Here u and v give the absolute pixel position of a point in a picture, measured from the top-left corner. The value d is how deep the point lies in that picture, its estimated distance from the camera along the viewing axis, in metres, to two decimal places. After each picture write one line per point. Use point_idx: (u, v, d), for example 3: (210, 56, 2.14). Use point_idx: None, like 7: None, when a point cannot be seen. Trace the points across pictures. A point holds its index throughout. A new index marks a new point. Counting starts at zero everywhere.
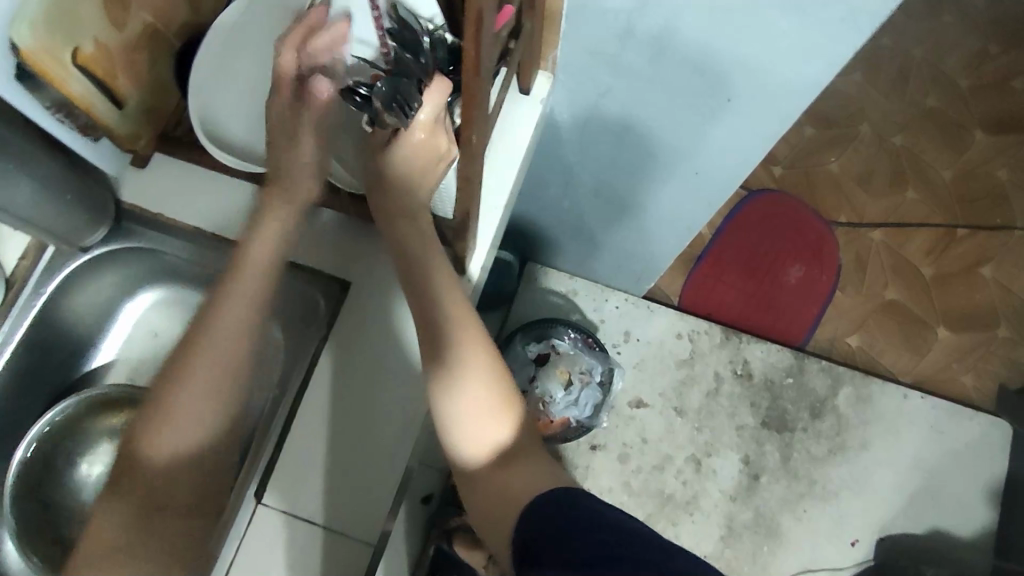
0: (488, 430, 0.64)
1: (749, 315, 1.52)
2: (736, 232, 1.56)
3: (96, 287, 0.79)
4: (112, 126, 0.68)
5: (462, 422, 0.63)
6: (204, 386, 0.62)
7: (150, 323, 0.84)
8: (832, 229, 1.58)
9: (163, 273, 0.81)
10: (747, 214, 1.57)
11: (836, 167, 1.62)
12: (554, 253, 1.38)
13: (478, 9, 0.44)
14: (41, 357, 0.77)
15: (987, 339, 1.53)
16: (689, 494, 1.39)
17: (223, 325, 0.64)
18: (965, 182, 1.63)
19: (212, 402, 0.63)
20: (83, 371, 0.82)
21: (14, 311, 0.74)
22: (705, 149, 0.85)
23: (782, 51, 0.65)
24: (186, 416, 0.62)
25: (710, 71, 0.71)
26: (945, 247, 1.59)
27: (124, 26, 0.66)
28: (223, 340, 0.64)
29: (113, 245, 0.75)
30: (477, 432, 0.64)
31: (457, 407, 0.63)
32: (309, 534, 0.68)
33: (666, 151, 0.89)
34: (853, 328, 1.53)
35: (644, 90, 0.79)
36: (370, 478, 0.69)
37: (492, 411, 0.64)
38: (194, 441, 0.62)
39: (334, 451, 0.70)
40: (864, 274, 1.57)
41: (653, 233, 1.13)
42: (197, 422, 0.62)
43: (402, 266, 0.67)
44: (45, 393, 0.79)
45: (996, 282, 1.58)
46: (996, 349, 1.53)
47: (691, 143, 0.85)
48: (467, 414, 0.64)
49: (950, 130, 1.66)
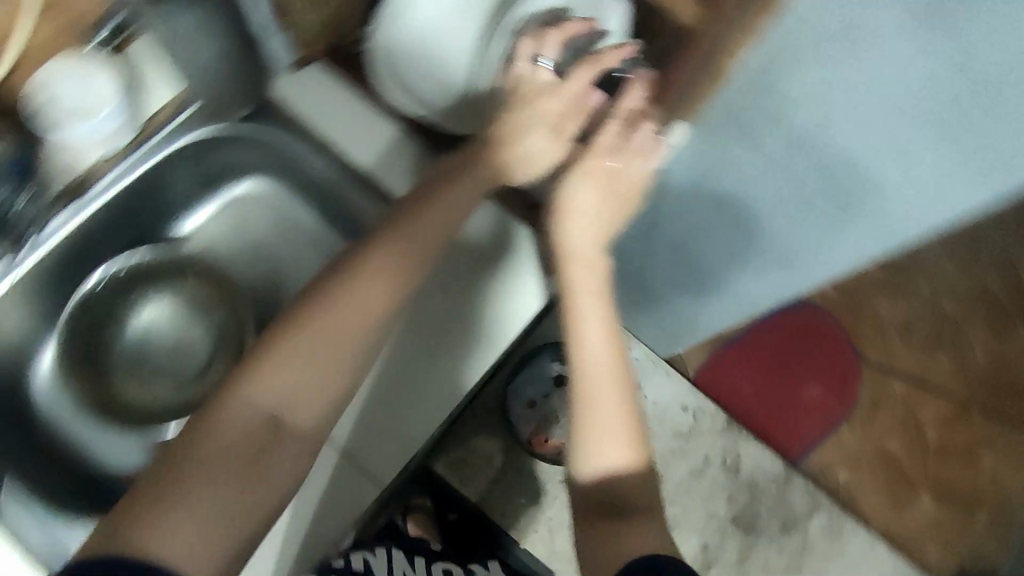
0: (615, 457, 0.64)
1: (756, 414, 1.55)
2: (768, 338, 1.60)
3: (211, 161, 0.83)
4: (302, 23, 0.77)
5: (598, 443, 0.64)
6: (311, 348, 0.62)
7: (241, 212, 0.87)
8: (860, 365, 1.62)
9: (272, 172, 0.85)
10: (786, 321, 1.61)
11: (882, 310, 1.66)
12: None
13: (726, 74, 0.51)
14: (139, 203, 0.81)
15: (966, 521, 1.56)
16: None
17: (320, 327, 0.63)
18: (995, 368, 1.66)
19: (318, 369, 0.62)
20: (165, 232, 0.86)
21: (133, 155, 0.77)
22: (803, 245, 0.87)
23: None
24: (283, 368, 0.61)
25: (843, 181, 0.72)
26: (955, 421, 1.62)
27: None
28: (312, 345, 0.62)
29: (248, 129, 0.80)
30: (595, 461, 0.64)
31: (592, 429, 0.64)
32: (324, 456, 0.71)
33: (773, 233, 0.90)
34: (846, 463, 1.55)
35: (770, 175, 0.80)
36: (401, 428, 0.71)
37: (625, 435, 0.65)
38: (280, 398, 0.60)
39: (379, 391, 0.72)
40: (875, 418, 1.59)
41: (710, 297, 1.15)
42: (291, 377, 0.61)
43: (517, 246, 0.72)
44: (125, 238, 0.82)
45: (994, 471, 1.60)
46: (970, 534, 1.55)
47: (791, 235, 0.87)
48: (601, 437, 0.64)
49: (998, 315, 1.69)
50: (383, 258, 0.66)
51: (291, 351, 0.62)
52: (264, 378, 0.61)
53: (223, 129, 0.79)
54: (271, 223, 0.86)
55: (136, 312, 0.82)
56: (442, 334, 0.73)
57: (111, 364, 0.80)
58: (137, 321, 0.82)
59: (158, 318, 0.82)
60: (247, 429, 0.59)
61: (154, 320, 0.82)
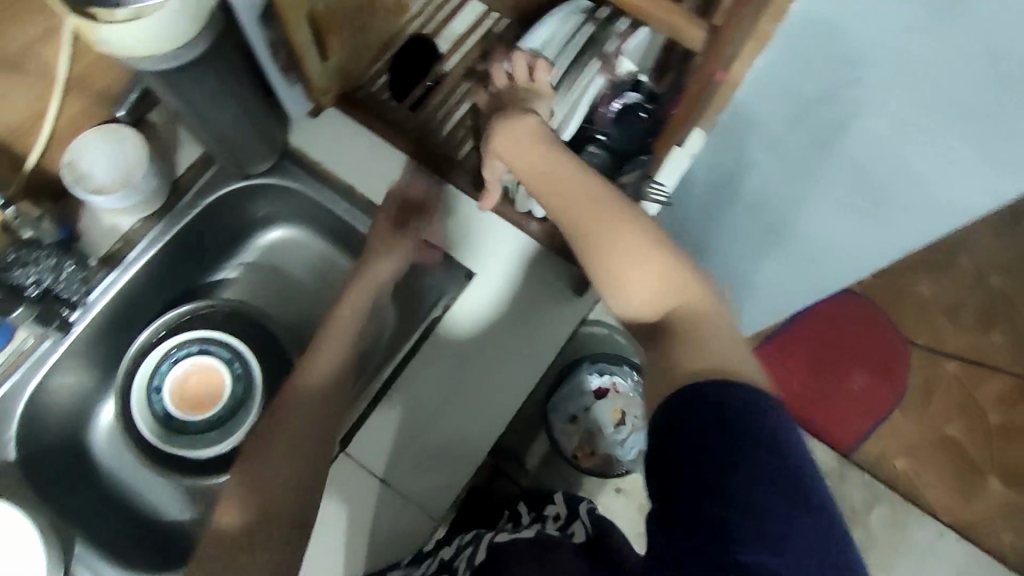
0: (631, 259, 0.54)
1: (800, 408, 1.52)
2: (851, 338, 1.56)
3: (245, 209, 0.85)
4: (313, 78, 0.73)
5: (617, 260, 0.55)
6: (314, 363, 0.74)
7: (273, 257, 0.90)
8: (907, 349, 1.57)
9: (297, 215, 0.87)
10: (802, 330, 1.56)
11: (927, 292, 1.61)
12: None
13: (704, 84, 0.54)
14: (180, 259, 0.83)
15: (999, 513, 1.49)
16: None
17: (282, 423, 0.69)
18: (985, 353, 1.58)
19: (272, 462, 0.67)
20: (207, 281, 0.88)
21: (172, 213, 0.80)
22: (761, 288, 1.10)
23: (813, 284, 1.03)
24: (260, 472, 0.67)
25: (844, 134, 0.72)
26: (1003, 434, 1.54)
27: None
28: (368, 281, 0.77)
29: (271, 180, 0.82)
30: (646, 288, 0.54)
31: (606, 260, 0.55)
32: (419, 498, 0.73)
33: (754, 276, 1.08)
34: (903, 452, 1.51)
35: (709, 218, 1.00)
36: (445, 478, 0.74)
37: (627, 247, 0.55)
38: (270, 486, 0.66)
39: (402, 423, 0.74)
40: (928, 403, 1.55)
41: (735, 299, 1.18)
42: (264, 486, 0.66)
43: (482, 354, 0.76)
44: (170, 295, 0.85)
45: (988, 439, 1.54)
46: (978, 500, 1.50)
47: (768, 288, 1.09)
48: (624, 257, 0.55)
49: (1014, 318, 1.62)
50: (349, 301, 0.78)
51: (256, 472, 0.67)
52: (341, 318, 0.77)
53: (248, 181, 0.82)
54: (303, 270, 0.90)
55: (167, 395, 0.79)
56: (436, 427, 0.75)
57: (170, 436, 0.78)
58: (178, 401, 0.79)
59: (182, 394, 0.80)
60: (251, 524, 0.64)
61: (179, 401, 0.79)
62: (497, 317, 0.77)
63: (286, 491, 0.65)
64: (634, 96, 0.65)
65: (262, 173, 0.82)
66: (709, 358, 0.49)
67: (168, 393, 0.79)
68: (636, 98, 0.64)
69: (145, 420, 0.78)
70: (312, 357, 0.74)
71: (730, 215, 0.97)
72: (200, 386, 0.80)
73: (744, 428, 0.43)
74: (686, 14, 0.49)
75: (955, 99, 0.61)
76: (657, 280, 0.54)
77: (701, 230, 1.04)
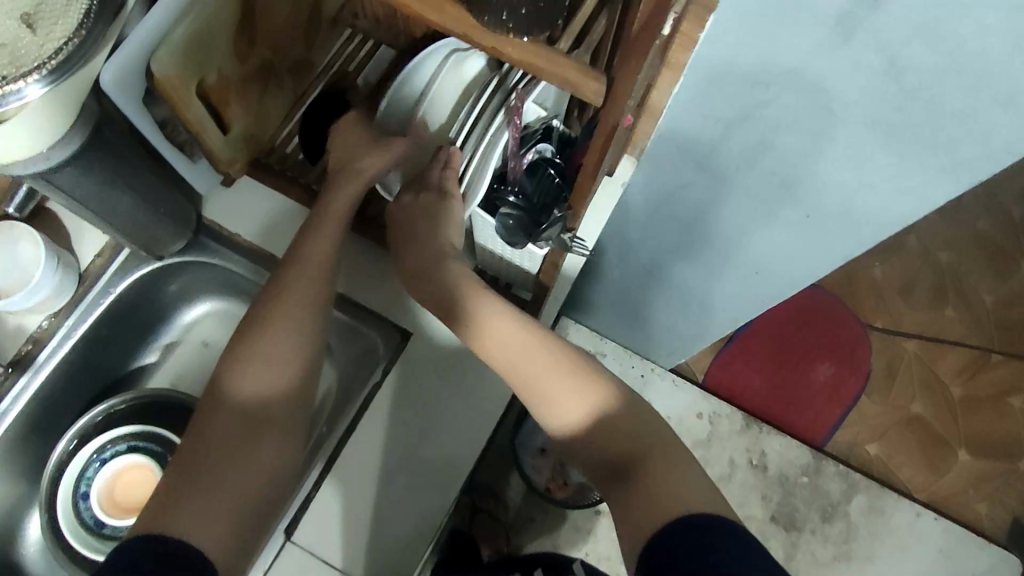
0: (577, 409, 0.64)
1: (769, 404, 1.52)
2: (809, 330, 1.57)
3: (165, 289, 0.80)
4: (217, 153, 0.69)
5: (562, 410, 0.64)
6: (262, 341, 0.65)
7: (203, 333, 0.85)
8: (867, 333, 1.59)
9: (222, 288, 0.83)
10: (763, 327, 1.56)
11: (879, 274, 1.63)
12: (604, 317, 1.37)
13: (612, 126, 0.52)
14: (99, 351, 0.78)
15: (972, 484, 1.51)
16: (737, 499, 1.44)
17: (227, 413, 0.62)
18: (941, 328, 1.61)
19: (222, 451, 0.61)
20: (133, 368, 0.83)
21: (82, 305, 0.75)
22: (713, 301, 1.09)
23: (763, 297, 1.02)
24: (209, 463, 0.60)
25: (769, 149, 0.71)
26: (968, 405, 1.56)
27: (247, 60, 0.65)
28: (308, 272, 0.68)
29: (187, 257, 0.78)
30: (590, 427, 0.64)
31: (554, 410, 0.65)
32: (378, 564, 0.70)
33: (703, 290, 1.07)
34: (873, 436, 1.52)
35: (651, 240, 0.99)
36: (405, 551, 0.71)
37: (574, 396, 0.64)
38: (220, 478, 0.59)
39: (351, 504, 0.71)
40: (893, 385, 1.56)
41: (690, 314, 1.17)
42: (212, 483, 0.59)
43: (427, 418, 0.74)
44: (91, 390, 0.79)
45: (953, 412, 1.56)
46: (950, 474, 1.51)
47: (718, 301, 1.08)
48: (568, 407, 0.64)
49: (964, 290, 1.65)
50: (302, 270, 0.68)
51: (204, 463, 0.60)
52: (283, 310, 0.67)
53: (162, 261, 0.77)
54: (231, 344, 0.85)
55: (95, 503, 0.74)
56: (387, 498, 0.72)
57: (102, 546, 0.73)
58: (109, 508, 0.74)
59: (113, 499, 0.75)
60: (199, 516, 0.57)
61: (110, 507, 0.74)
62: (441, 379, 0.75)
63: (229, 501, 0.59)
64: (545, 147, 0.64)
65: (175, 251, 0.77)
66: (667, 499, 0.57)
67: (96, 503, 0.74)
68: (548, 149, 0.64)
69: (68, 508, 0.73)
70: (251, 361, 0.64)
71: (669, 237, 0.96)
72: (134, 487, 0.75)
73: (703, 544, 0.52)
74: (583, 68, 0.47)
75: (877, 114, 0.60)
76: (607, 418, 0.64)
77: (646, 253, 1.03)
